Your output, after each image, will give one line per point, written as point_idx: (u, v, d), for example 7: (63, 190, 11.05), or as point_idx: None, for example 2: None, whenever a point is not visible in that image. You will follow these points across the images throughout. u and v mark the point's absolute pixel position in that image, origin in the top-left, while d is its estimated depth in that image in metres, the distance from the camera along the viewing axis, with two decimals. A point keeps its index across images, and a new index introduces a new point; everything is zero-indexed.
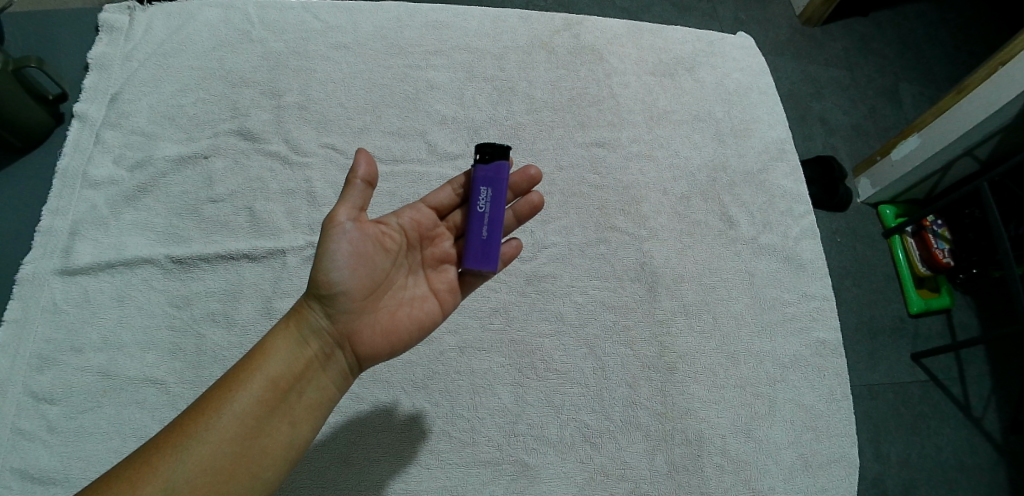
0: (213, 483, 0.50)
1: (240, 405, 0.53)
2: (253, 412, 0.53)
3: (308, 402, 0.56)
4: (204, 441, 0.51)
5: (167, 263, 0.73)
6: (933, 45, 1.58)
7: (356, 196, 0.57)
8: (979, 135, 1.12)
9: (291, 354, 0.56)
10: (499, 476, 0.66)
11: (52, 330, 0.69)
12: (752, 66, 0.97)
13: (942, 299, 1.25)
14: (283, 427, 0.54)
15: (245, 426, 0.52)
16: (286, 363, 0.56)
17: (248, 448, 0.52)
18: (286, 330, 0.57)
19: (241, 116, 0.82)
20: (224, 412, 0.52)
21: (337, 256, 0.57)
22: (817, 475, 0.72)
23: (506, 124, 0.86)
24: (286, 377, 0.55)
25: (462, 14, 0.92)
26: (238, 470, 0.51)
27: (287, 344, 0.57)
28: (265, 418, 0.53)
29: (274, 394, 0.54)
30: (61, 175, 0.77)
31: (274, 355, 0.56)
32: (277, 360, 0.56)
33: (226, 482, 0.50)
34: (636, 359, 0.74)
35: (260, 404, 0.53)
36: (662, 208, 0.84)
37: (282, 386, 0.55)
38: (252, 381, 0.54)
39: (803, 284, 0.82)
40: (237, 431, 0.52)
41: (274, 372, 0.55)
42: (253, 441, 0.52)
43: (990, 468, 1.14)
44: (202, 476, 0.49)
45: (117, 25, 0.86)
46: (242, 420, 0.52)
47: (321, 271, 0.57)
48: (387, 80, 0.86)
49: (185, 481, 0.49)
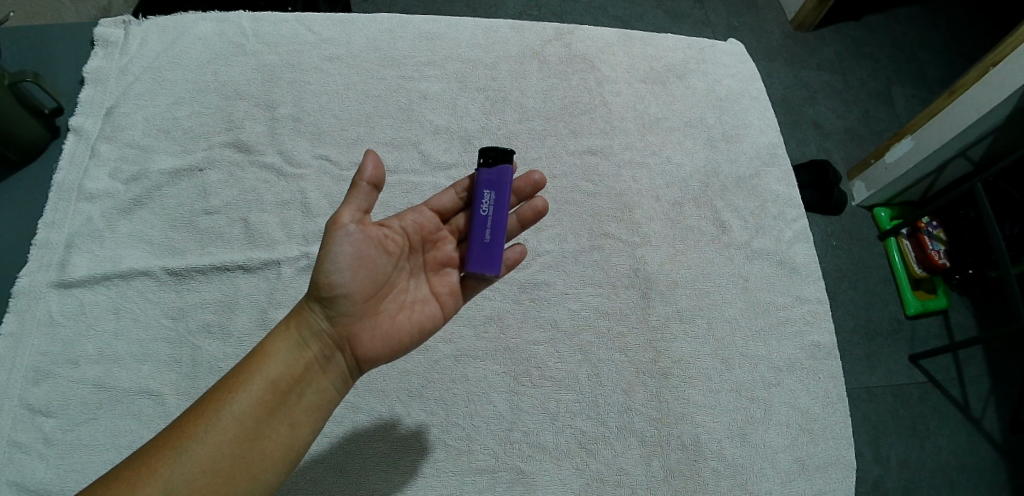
0: (215, 485, 0.50)
1: (239, 407, 0.53)
2: (252, 414, 0.53)
3: (308, 405, 0.56)
4: (206, 440, 0.51)
5: (163, 275, 0.73)
6: (925, 48, 1.59)
7: (361, 198, 0.58)
8: (973, 136, 1.13)
9: (291, 356, 0.57)
10: (496, 483, 0.67)
11: (49, 343, 0.69)
12: (743, 71, 0.98)
13: (939, 300, 1.26)
14: (282, 429, 0.54)
15: (244, 428, 0.52)
16: (286, 365, 0.56)
17: (247, 450, 0.52)
18: (286, 332, 0.57)
19: (236, 128, 0.83)
20: (225, 412, 0.52)
21: (339, 258, 0.57)
22: (814, 478, 0.72)
23: (499, 133, 0.87)
24: (285, 379, 0.56)
25: (454, 25, 0.93)
26: (238, 471, 0.51)
27: (287, 346, 0.57)
28: (264, 420, 0.53)
29: (274, 396, 0.54)
30: (57, 188, 0.77)
31: (274, 357, 0.56)
32: (277, 362, 0.56)
33: (225, 483, 0.50)
34: (631, 366, 0.74)
35: (261, 407, 0.53)
36: (655, 215, 0.84)
37: (282, 388, 0.55)
38: (252, 383, 0.54)
39: (797, 287, 0.82)
40: (238, 432, 0.52)
41: (274, 374, 0.55)
42: (252, 443, 0.52)
43: (989, 468, 1.14)
44: (201, 477, 0.49)
45: (111, 39, 0.87)
46: (242, 422, 0.52)
47: (321, 272, 0.57)
48: (380, 91, 0.87)
49: (184, 482, 0.49)
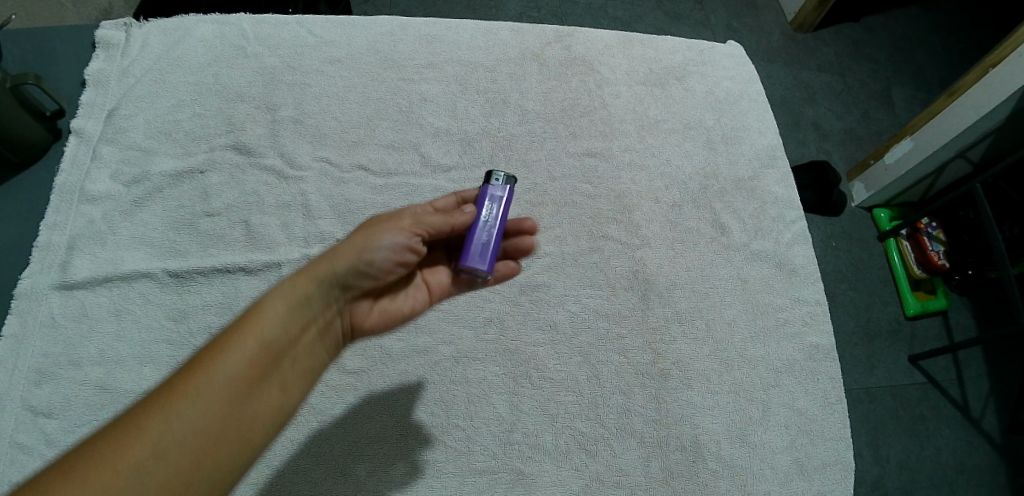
0: (206, 444, 0.45)
1: (235, 363, 0.49)
2: (248, 372, 0.49)
3: (301, 369, 0.53)
4: (199, 395, 0.46)
5: (164, 277, 0.73)
6: (925, 48, 1.59)
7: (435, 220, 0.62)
8: (972, 137, 1.13)
9: (290, 314, 0.53)
10: (497, 484, 0.67)
11: (51, 345, 0.69)
12: (743, 73, 0.98)
13: (938, 301, 1.26)
14: (275, 392, 0.50)
15: (241, 386, 0.48)
16: (286, 324, 0.53)
17: (242, 410, 0.47)
18: (289, 290, 0.54)
19: (238, 130, 0.83)
20: (218, 368, 0.48)
21: (371, 241, 0.58)
22: (814, 479, 0.73)
23: (498, 136, 0.87)
24: (285, 339, 0.52)
25: (454, 28, 0.93)
26: (230, 432, 0.46)
27: (290, 305, 0.53)
28: (261, 379, 0.49)
29: (271, 355, 0.51)
30: (58, 190, 0.78)
31: (275, 315, 0.52)
32: (278, 320, 0.52)
33: (217, 443, 0.45)
34: (630, 367, 0.75)
35: (258, 365, 0.50)
36: (654, 217, 0.85)
37: (279, 347, 0.52)
38: (250, 339, 0.50)
39: (795, 288, 0.83)
40: (233, 389, 0.47)
41: (275, 332, 0.52)
42: (247, 402, 0.48)
43: (989, 469, 1.15)
44: (194, 436, 0.44)
45: (113, 41, 0.87)
46: (238, 378, 0.48)
47: (352, 251, 0.57)
48: (381, 94, 0.87)
49: (175, 440, 0.43)
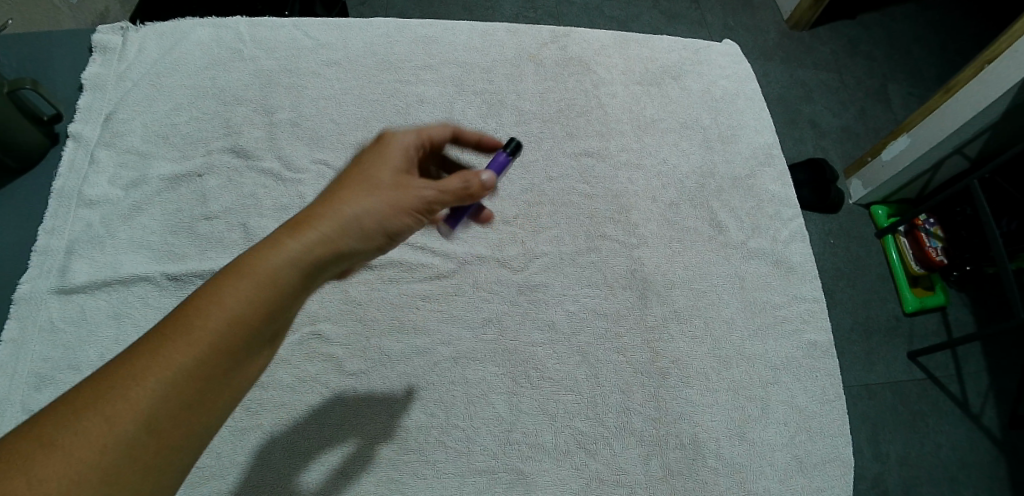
0: (193, 410, 0.43)
1: (228, 328, 0.45)
2: (242, 338, 0.45)
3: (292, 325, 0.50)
4: (185, 361, 0.42)
5: (162, 280, 0.74)
6: (921, 45, 1.60)
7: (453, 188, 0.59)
8: (969, 134, 1.14)
9: (293, 276, 0.48)
10: (497, 483, 0.67)
11: (50, 349, 0.69)
12: (739, 72, 0.99)
13: (936, 297, 1.26)
14: (266, 353, 0.48)
15: (234, 351, 0.45)
16: (288, 286, 0.48)
17: (231, 375, 0.45)
18: (294, 249, 0.48)
19: (235, 134, 0.83)
20: (209, 332, 0.44)
21: (383, 213, 0.54)
22: (813, 475, 0.73)
23: (495, 137, 0.87)
24: (284, 300, 0.48)
25: (450, 29, 0.94)
26: (219, 397, 0.44)
27: (294, 266, 0.48)
28: (254, 343, 0.46)
29: (269, 317, 0.47)
30: (57, 195, 0.78)
31: (276, 277, 0.47)
32: (279, 283, 0.47)
33: (206, 409, 0.43)
34: (628, 366, 0.75)
35: (250, 334, 0.46)
36: (652, 216, 0.85)
37: (278, 310, 0.47)
38: (245, 301, 0.46)
39: (793, 286, 0.83)
40: (221, 355, 0.44)
41: (275, 296, 0.47)
42: (237, 367, 0.45)
43: (988, 464, 1.15)
44: (182, 404, 0.42)
45: (109, 46, 0.88)
46: (230, 344, 0.44)
47: (362, 221, 0.52)
48: (377, 96, 0.87)
49: (163, 409, 0.41)
